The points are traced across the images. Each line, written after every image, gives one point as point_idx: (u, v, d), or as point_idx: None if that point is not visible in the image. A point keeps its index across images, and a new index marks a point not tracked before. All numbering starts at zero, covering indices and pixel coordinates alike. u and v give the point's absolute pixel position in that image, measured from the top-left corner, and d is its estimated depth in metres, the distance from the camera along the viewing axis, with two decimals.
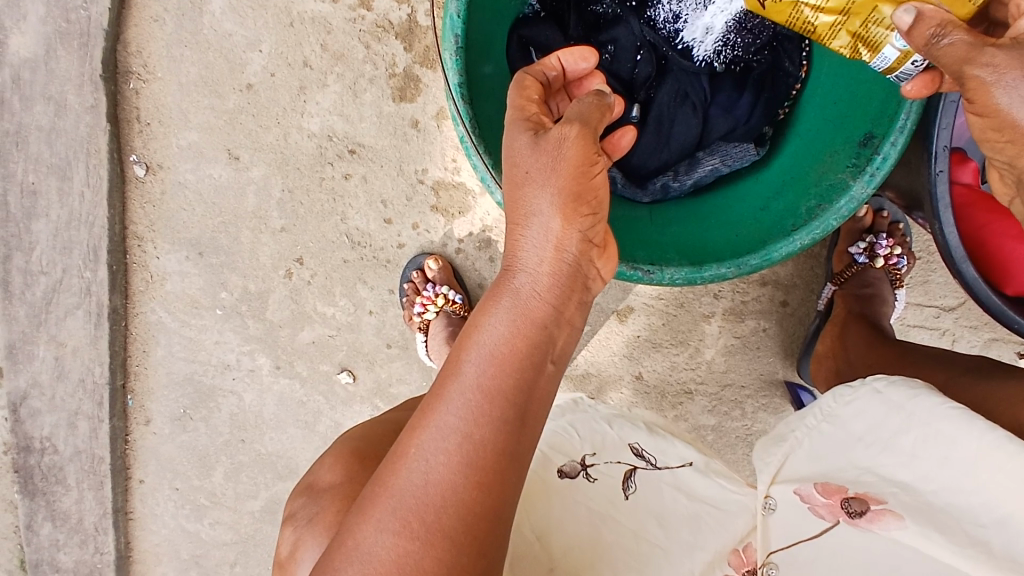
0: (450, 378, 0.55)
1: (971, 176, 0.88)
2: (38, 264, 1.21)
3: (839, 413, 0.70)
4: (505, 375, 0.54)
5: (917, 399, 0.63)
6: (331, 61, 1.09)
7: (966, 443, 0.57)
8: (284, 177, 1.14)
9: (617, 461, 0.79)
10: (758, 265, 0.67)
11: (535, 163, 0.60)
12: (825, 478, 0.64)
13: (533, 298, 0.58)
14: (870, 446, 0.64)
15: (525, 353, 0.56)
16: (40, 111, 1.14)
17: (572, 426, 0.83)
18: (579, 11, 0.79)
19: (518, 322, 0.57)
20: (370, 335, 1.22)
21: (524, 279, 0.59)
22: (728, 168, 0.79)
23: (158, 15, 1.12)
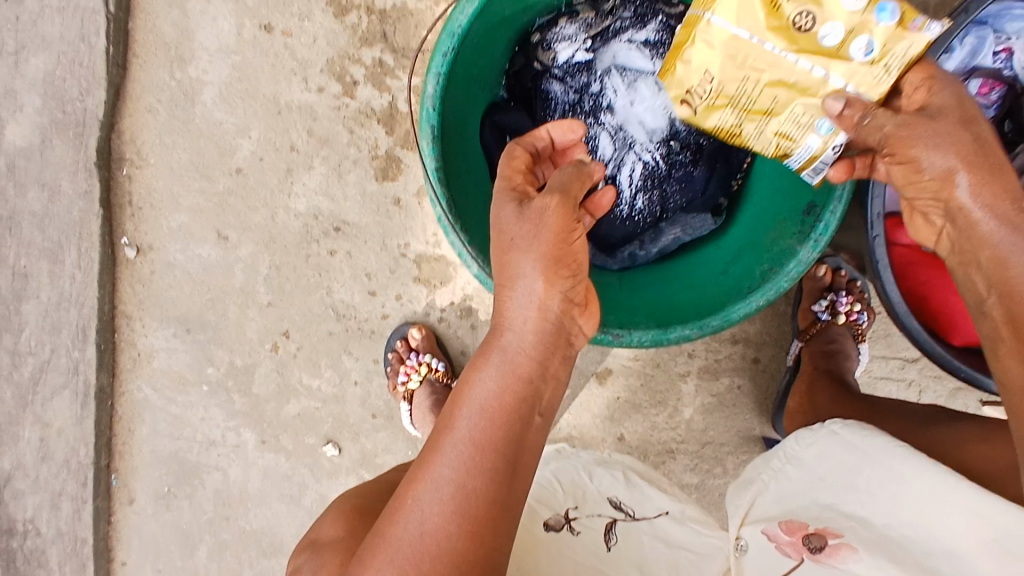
0: (444, 431, 0.58)
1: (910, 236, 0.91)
2: (27, 345, 1.23)
3: (802, 455, 0.75)
4: (495, 428, 0.57)
5: (870, 441, 0.70)
6: (317, 145, 1.13)
7: (917, 484, 0.62)
8: (270, 255, 1.19)
9: (597, 514, 0.81)
10: (719, 325, 0.72)
11: (518, 229, 0.64)
12: (789, 517, 0.69)
13: (519, 354, 0.62)
14: (827, 485, 0.70)
15: (515, 406, 0.59)
16: (34, 197, 1.17)
17: (556, 479, 0.86)
18: (544, 99, 0.85)
19: (506, 377, 0.60)
20: (355, 405, 1.25)
21: (511, 337, 0.63)
22: (688, 237, 0.84)
23: (151, 106, 1.14)
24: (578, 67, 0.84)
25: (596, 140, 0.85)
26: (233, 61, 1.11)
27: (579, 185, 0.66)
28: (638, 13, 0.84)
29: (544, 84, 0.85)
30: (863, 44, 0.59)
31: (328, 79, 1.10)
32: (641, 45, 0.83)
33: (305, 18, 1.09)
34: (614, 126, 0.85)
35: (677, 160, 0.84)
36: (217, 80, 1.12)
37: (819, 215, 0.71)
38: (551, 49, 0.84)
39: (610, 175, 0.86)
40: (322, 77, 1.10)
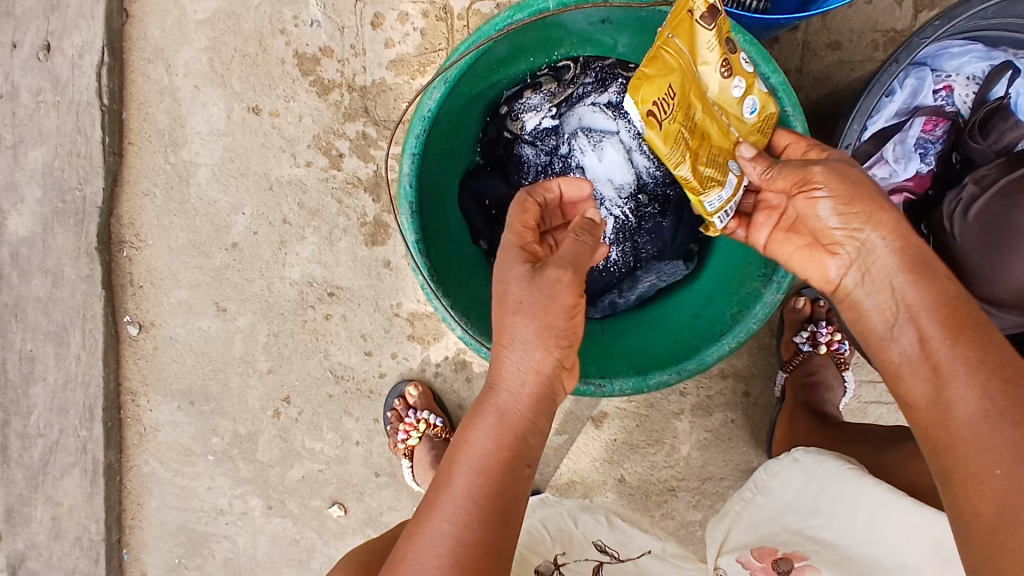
0: (443, 488, 0.62)
1: None
2: (36, 427, 1.26)
3: (769, 484, 0.86)
4: (491, 483, 0.61)
5: (826, 466, 0.82)
6: (308, 216, 1.18)
7: (864, 505, 0.74)
8: (269, 323, 1.23)
9: (584, 558, 0.85)
10: (696, 369, 0.75)
11: (529, 295, 0.66)
12: (761, 543, 0.79)
13: (514, 414, 0.65)
14: (793, 509, 0.81)
15: (508, 458, 0.63)
16: (38, 283, 1.21)
17: (544, 526, 0.90)
18: (517, 163, 0.91)
19: (501, 436, 0.64)
20: (358, 465, 1.27)
21: (507, 397, 0.67)
22: (663, 283, 0.89)
23: (149, 189, 1.20)
24: (546, 132, 0.90)
25: None
26: (224, 144, 1.17)
27: (599, 253, 0.70)
28: (599, 77, 0.88)
29: (517, 149, 0.90)
30: (751, 102, 0.69)
31: (316, 154, 1.16)
32: (604, 107, 0.88)
33: (290, 99, 1.15)
34: None
35: (645, 211, 0.89)
36: (210, 162, 1.18)
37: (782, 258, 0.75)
38: (518, 119, 0.89)
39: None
40: (310, 153, 1.16)
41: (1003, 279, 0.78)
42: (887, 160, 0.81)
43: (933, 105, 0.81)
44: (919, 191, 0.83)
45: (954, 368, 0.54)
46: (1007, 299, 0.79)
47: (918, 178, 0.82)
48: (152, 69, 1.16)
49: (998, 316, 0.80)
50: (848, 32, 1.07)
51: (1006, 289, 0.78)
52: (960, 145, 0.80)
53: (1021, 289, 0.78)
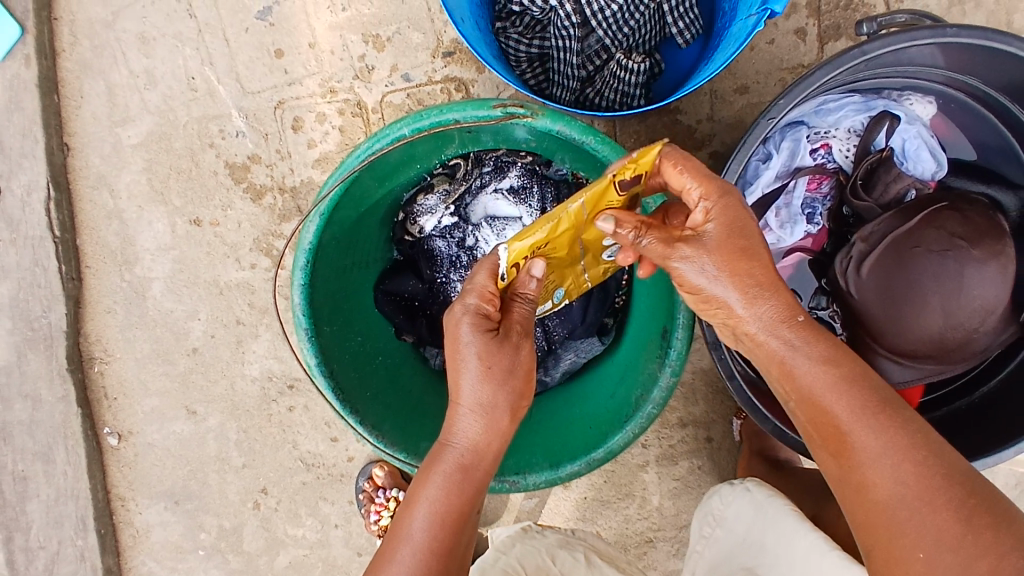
0: (399, 538, 0.63)
1: None
2: (36, 540, 1.32)
3: (723, 517, 0.91)
4: (447, 534, 0.63)
5: (771, 502, 0.86)
6: (259, 314, 1.22)
7: (791, 546, 0.81)
8: (237, 420, 1.27)
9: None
10: (604, 457, 0.75)
11: (492, 362, 0.67)
12: None
13: (474, 464, 0.67)
14: (741, 545, 0.87)
15: (463, 509, 0.65)
16: (20, 407, 1.28)
17: (520, 564, 0.88)
18: (427, 258, 0.93)
19: (457, 487, 0.65)
20: (341, 546, 1.30)
21: (465, 447, 0.67)
22: (582, 361, 0.91)
23: (110, 306, 1.25)
24: (450, 227, 0.91)
25: None
26: (173, 256, 1.22)
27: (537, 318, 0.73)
28: (497, 165, 0.91)
29: (426, 246, 0.92)
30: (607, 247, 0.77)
31: (259, 255, 1.20)
32: (506, 193, 0.90)
33: (227, 207, 1.19)
34: None
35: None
36: (162, 274, 1.23)
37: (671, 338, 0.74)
38: (416, 222, 0.91)
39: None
40: (252, 255, 1.20)
41: (909, 332, 0.81)
42: (774, 227, 0.86)
43: (814, 164, 0.85)
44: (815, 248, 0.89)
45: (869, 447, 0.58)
46: (916, 350, 0.81)
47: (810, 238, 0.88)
48: (98, 195, 1.22)
49: (910, 365, 0.82)
50: (754, 74, 1.04)
51: (913, 342, 0.81)
52: (847, 201, 0.85)
53: (927, 342, 0.81)
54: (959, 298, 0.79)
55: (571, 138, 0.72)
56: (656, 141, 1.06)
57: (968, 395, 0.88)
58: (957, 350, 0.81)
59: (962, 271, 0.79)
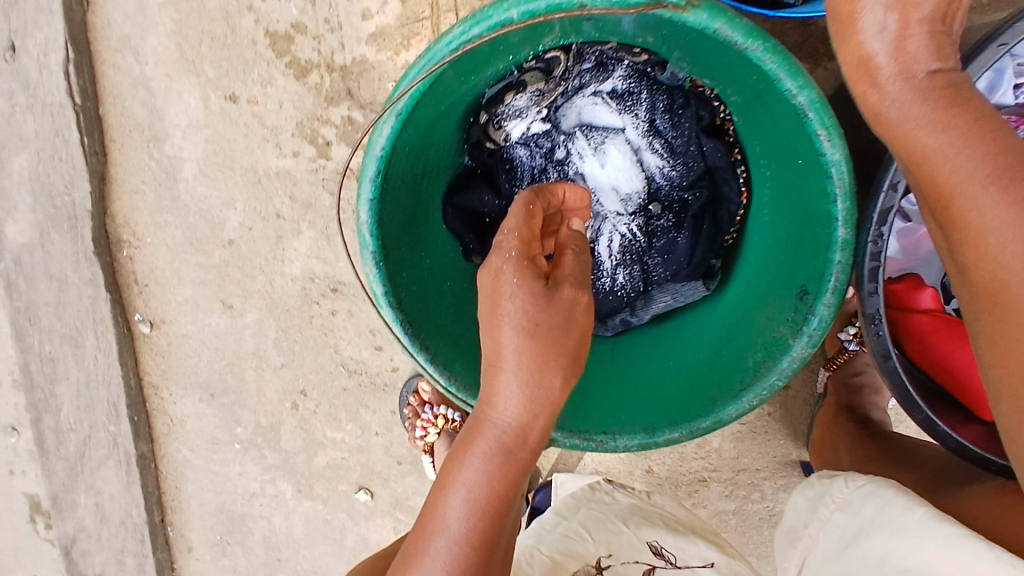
0: (432, 525, 0.56)
1: (932, 301, 0.78)
2: (67, 423, 1.30)
3: (850, 499, 0.76)
4: (484, 525, 0.55)
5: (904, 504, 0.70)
6: (302, 210, 1.10)
7: (946, 557, 0.64)
8: (276, 320, 1.18)
9: (633, 561, 0.81)
10: (709, 427, 0.66)
11: (544, 319, 0.56)
12: None
13: (514, 441, 0.56)
14: (876, 533, 0.70)
15: (502, 495, 0.55)
16: (45, 288, 1.19)
17: (585, 528, 0.86)
18: (506, 171, 0.79)
19: (495, 470, 0.55)
20: (381, 453, 1.26)
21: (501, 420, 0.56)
22: (679, 304, 0.78)
23: (138, 187, 1.13)
24: (539, 135, 0.77)
25: None
26: (206, 135, 1.09)
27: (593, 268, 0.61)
28: (599, 61, 0.73)
29: (507, 154, 0.79)
30: None
31: (302, 143, 1.06)
32: (607, 97, 0.75)
33: (267, 83, 1.03)
34: None
35: (656, 225, 0.78)
36: (194, 156, 1.10)
37: (811, 302, 0.63)
38: (502, 127, 0.76)
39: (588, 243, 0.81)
40: (295, 142, 1.06)
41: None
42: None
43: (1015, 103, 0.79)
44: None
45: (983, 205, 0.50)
46: None
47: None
48: (123, 60, 1.06)
49: None
50: None
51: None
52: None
53: None
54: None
55: (730, 42, 0.55)
56: (785, 44, 0.87)
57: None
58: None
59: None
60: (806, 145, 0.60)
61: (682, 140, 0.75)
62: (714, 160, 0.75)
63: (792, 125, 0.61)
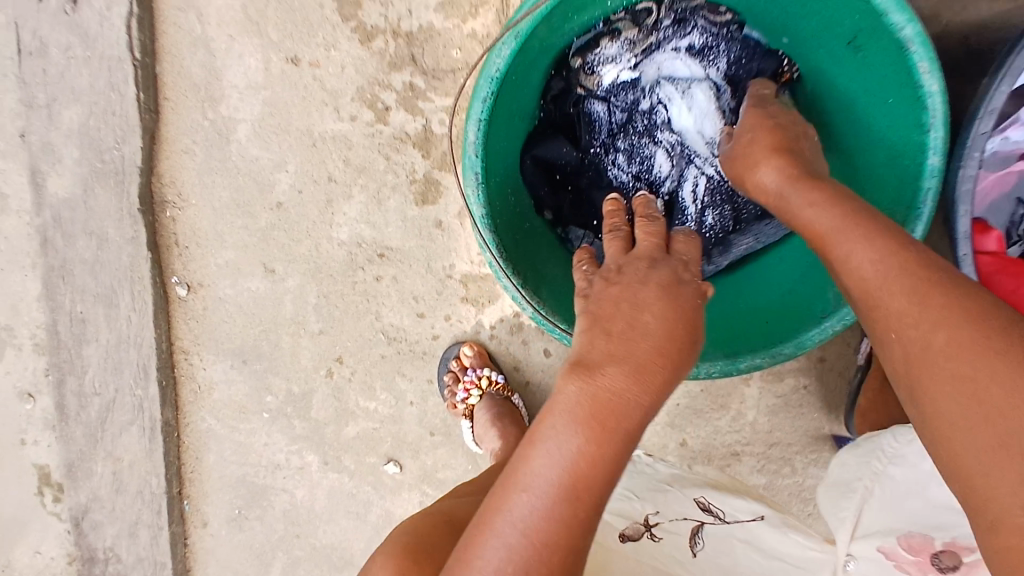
0: (520, 474, 0.53)
1: (996, 243, 0.79)
2: (91, 386, 1.27)
3: (902, 453, 0.82)
4: (576, 489, 0.51)
5: None
6: (354, 174, 1.12)
7: None
8: (318, 284, 1.19)
9: (681, 518, 0.81)
10: (792, 352, 0.73)
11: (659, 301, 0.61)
12: (908, 532, 0.74)
13: (620, 396, 0.54)
14: (936, 483, 0.78)
15: (611, 457, 0.53)
16: (82, 245, 1.18)
17: (629, 491, 0.87)
18: (586, 122, 0.85)
19: (598, 417, 0.53)
20: (414, 424, 1.27)
21: (612, 375, 0.55)
22: (760, 245, 0.85)
23: (188, 146, 1.14)
24: (625, 85, 0.83)
25: (648, 158, 0.85)
26: (264, 97, 1.10)
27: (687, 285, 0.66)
28: (678, 17, 0.80)
29: (588, 105, 0.84)
30: None
31: (361, 108, 1.09)
32: (686, 53, 0.82)
33: (331, 47, 1.07)
34: (671, 141, 0.84)
35: None
36: (249, 116, 1.12)
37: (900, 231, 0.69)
38: (596, 72, 0.82)
39: (671, 191, 0.85)
40: (353, 106, 1.09)
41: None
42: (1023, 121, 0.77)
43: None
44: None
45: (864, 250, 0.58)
46: None
47: None
48: (184, 19, 1.09)
49: None
50: None
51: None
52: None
53: None
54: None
55: None
56: None
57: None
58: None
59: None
60: (906, 81, 0.65)
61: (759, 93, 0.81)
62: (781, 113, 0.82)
63: (892, 63, 0.66)
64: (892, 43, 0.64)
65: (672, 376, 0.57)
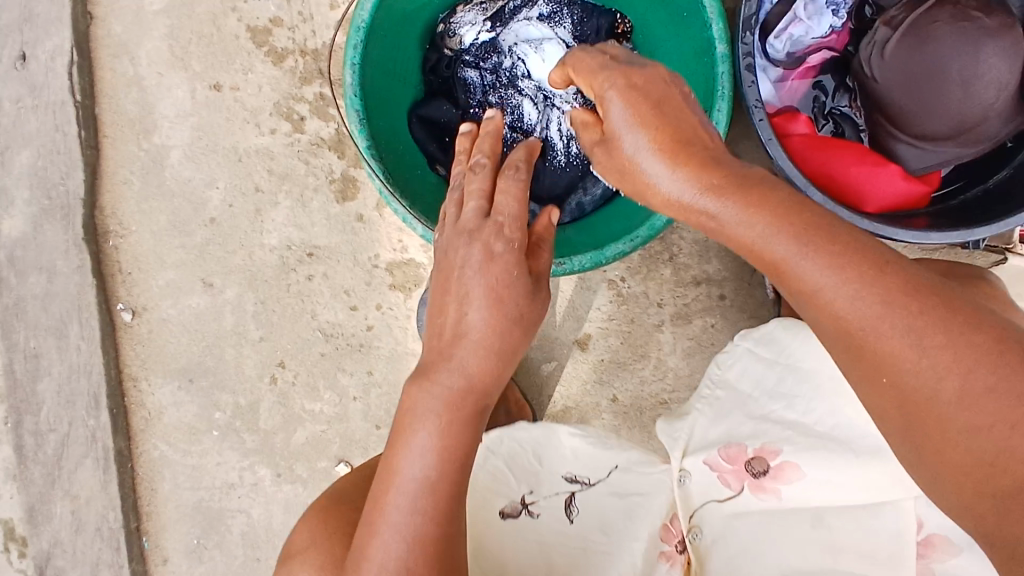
0: (392, 482, 0.69)
1: (805, 126, 0.92)
2: (47, 422, 1.31)
3: (727, 377, 0.95)
4: (444, 468, 0.69)
5: (787, 354, 0.92)
6: (278, 182, 1.23)
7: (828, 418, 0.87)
8: (255, 292, 1.27)
9: (553, 495, 0.93)
10: (648, 234, 0.82)
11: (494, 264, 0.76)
12: (728, 443, 0.90)
13: (466, 375, 0.72)
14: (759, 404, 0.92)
15: (465, 427, 0.71)
16: (34, 281, 1.27)
17: (509, 466, 0.95)
18: (461, 85, 0.97)
19: (448, 407, 0.71)
20: (359, 420, 1.31)
21: (460, 355, 0.73)
22: None
23: (126, 177, 1.25)
24: (487, 47, 0.96)
25: (516, 110, 0.97)
26: (192, 123, 1.23)
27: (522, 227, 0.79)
28: None
29: (460, 70, 0.96)
30: None
31: (279, 121, 1.21)
32: (536, 20, 0.96)
33: (248, 71, 1.21)
34: (534, 91, 0.97)
35: None
36: (180, 142, 1.23)
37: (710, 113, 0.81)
38: (456, 35, 0.96)
39: (541, 135, 0.97)
40: (272, 120, 1.21)
41: (931, 111, 0.86)
42: (802, 18, 0.92)
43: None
44: (839, 47, 0.94)
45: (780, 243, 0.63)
46: (937, 131, 0.88)
47: (833, 35, 0.94)
48: (118, 63, 1.23)
49: (929, 149, 0.89)
50: None
51: (935, 121, 0.87)
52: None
53: (951, 119, 0.87)
54: (979, 80, 0.84)
55: None
56: None
57: (982, 183, 0.92)
58: (974, 130, 0.87)
59: (979, 47, 0.84)
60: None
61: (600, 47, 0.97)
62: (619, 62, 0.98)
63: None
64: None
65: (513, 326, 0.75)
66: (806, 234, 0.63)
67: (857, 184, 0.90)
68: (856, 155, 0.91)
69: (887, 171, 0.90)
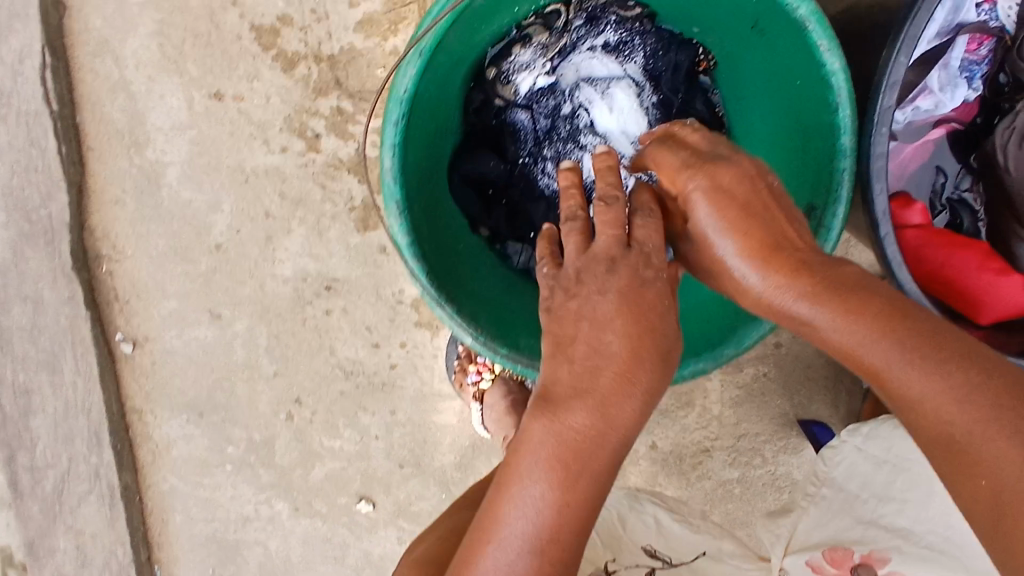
0: (486, 536, 0.54)
1: (921, 216, 0.77)
2: (43, 459, 1.22)
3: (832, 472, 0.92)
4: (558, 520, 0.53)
5: (895, 454, 0.89)
6: (291, 206, 1.09)
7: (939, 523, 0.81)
8: (267, 325, 1.15)
9: (634, 563, 0.90)
10: (736, 352, 0.71)
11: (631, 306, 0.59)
12: (833, 545, 0.84)
13: (576, 419, 0.55)
14: (863, 499, 0.87)
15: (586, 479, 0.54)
16: (19, 311, 1.14)
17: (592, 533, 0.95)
18: (512, 134, 0.83)
19: (562, 451, 0.54)
20: (382, 459, 1.22)
21: (579, 407, 0.55)
22: None
23: (118, 196, 1.10)
24: (544, 91, 0.83)
25: (574, 166, 0.83)
26: (190, 137, 1.07)
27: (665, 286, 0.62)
28: (590, 15, 0.81)
29: (511, 116, 0.83)
30: None
31: (290, 138, 1.06)
32: (602, 51, 0.82)
33: (253, 79, 1.03)
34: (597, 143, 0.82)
35: None
36: (178, 159, 1.08)
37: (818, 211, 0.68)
38: (512, 80, 0.82)
39: None
40: (283, 137, 1.06)
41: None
42: (934, 89, 0.76)
43: (978, 21, 0.75)
44: (965, 120, 0.78)
45: (836, 332, 0.56)
46: None
47: (964, 107, 0.77)
48: (101, 64, 1.05)
49: None
50: None
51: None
52: (1010, 66, 0.75)
53: None
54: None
55: None
56: None
57: None
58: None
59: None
60: (810, 59, 0.65)
61: (680, 91, 0.83)
62: (702, 110, 0.84)
63: (795, 41, 0.66)
64: (793, 21, 0.64)
65: (644, 379, 0.58)
66: (866, 313, 0.55)
67: (980, 291, 0.75)
68: (978, 257, 0.76)
69: (1015, 278, 0.75)
